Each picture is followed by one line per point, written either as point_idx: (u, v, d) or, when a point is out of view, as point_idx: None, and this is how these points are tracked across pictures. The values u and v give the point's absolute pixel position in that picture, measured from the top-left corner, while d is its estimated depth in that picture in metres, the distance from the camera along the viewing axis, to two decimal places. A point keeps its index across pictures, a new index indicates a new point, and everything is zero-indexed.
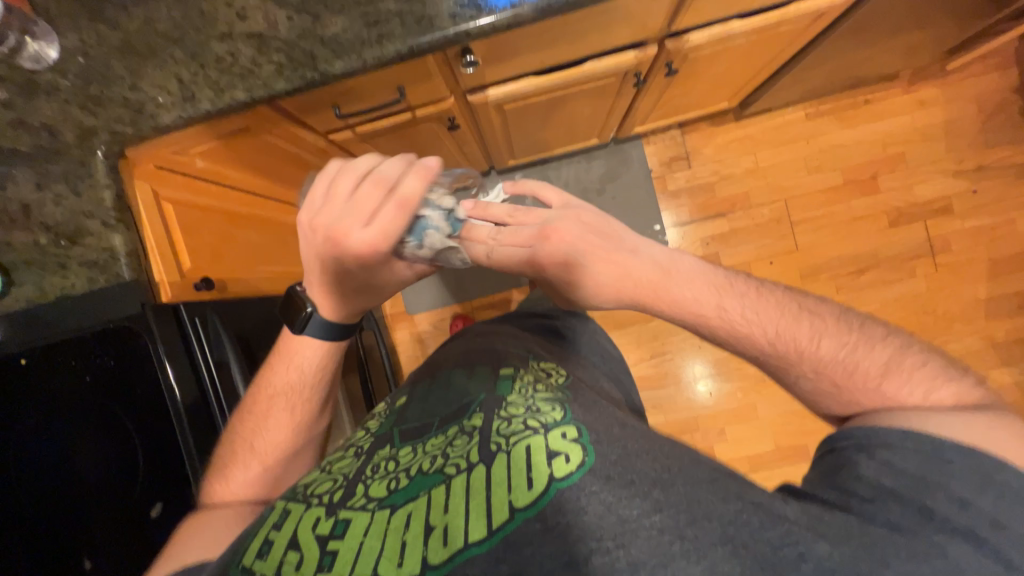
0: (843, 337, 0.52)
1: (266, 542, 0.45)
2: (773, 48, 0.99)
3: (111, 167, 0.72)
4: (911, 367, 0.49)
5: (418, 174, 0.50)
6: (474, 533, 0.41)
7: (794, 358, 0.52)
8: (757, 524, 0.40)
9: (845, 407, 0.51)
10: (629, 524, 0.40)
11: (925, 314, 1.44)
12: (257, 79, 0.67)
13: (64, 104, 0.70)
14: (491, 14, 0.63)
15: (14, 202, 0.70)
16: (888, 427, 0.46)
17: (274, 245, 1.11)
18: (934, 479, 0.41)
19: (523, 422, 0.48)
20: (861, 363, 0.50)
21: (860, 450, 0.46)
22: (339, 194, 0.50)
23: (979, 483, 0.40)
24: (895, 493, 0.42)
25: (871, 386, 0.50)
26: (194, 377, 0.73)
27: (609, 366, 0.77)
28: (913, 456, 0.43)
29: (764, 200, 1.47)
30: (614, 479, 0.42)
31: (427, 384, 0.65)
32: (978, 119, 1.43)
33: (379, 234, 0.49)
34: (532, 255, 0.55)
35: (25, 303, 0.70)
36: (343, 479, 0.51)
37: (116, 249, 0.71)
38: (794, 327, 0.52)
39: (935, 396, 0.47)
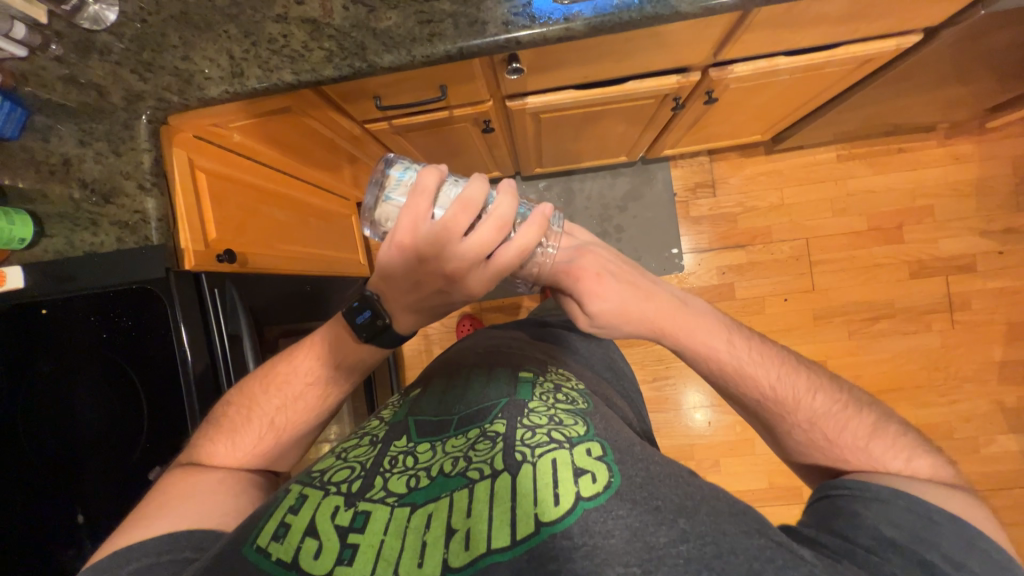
0: (838, 395, 0.56)
1: (283, 525, 0.46)
2: (816, 87, 0.99)
3: (153, 131, 0.72)
4: (895, 433, 0.53)
5: (537, 222, 0.51)
6: (498, 541, 0.41)
7: (791, 405, 0.56)
8: (781, 562, 0.40)
9: (833, 463, 0.54)
10: (656, 551, 0.40)
11: (936, 370, 1.42)
12: (307, 63, 0.68)
13: (116, 66, 0.71)
14: (543, 25, 0.64)
15: (57, 154, 0.71)
16: (880, 484, 0.48)
17: (298, 226, 1.12)
18: (927, 537, 0.43)
19: (547, 434, 0.49)
20: (851, 422, 0.54)
21: (858, 501, 0.47)
22: (458, 230, 0.49)
23: (963, 543, 0.43)
24: (897, 545, 0.43)
25: (858, 445, 0.53)
26: (206, 347, 0.74)
27: (621, 383, 0.77)
28: (904, 514, 0.45)
29: (786, 236, 1.46)
30: (639, 505, 0.42)
31: (445, 380, 0.64)
32: (1012, 180, 1.41)
33: (498, 271, 0.52)
34: (570, 265, 0.59)
35: (53, 254, 0.72)
36: (361, 469, 0.51)
37: (147, 213, 0.71)
38: (794, 377, 0.57)
39: (913, 463, 0.50)
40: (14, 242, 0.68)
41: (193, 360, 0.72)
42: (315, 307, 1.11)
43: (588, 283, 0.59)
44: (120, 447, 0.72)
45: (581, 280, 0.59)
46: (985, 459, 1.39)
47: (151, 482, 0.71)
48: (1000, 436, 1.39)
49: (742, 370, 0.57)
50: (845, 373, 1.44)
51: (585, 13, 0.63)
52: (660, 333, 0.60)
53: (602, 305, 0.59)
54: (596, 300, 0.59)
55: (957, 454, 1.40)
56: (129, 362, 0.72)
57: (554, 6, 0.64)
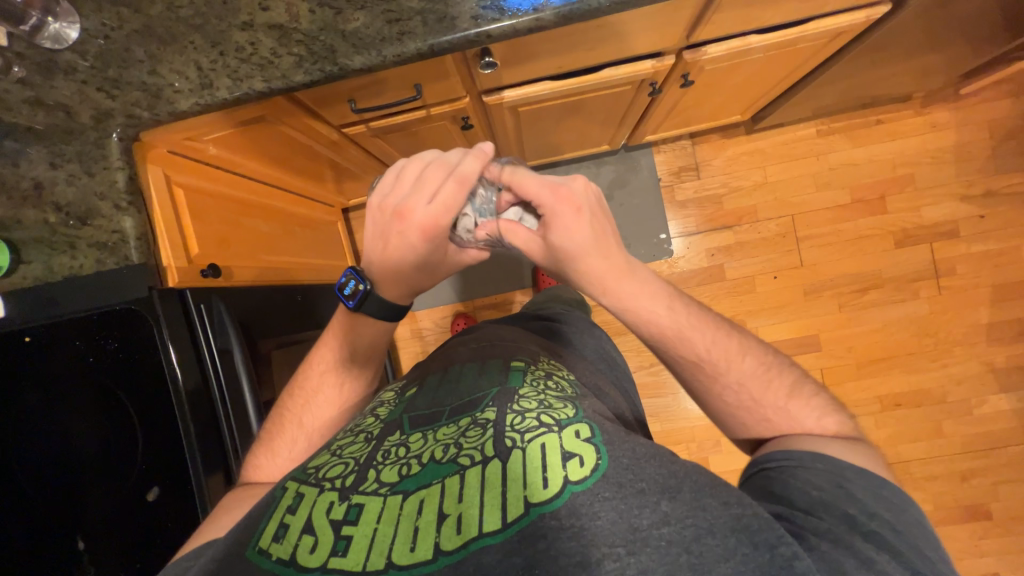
0: (761, 356, 0.60)
1: (282, 525, 0.46)
2: (791, 63, 0.99)
3: (126, 149, 0.71)
4: (807, 396, 0.58)
5: (476, 157, 0.53)
6: (490, 524, 0.42)
7: (723, 367, 0.57)
8: (756, 527, 0.41)
9: (757, 424, 0.58)
10: (639, 533, 0.40)
11: (926, 336, 1.44)
12: (277, 70, 0.67)
13: (81, 85, 0.70)
14: (513, 17, 0.63)
15: (28, 179, 0.70)
16: (800, 450, 0.52)
17: (282, 235, 1.11)
18: (844, 493, 0.46)
19: (536, 418, 0.49)
20: (772, 384, 0.58)
21: (783, 471, 0.50)
22: (408, 177, 0.55)
23: (873, 493, 0.47)
24: (825, 503, 0.45)
25: (780, 404, 0.57)
26: (198, 364, 0.73)
27: (613, 371, 0.78)
28: (822, 475, 0.48)
29: (772, 215, 1.47)
30: (625, 487, 0.43)
31: (439, 376, 0.64)
32: (989, 144, 1.43)
33: (444, 208, 0.53)
34: (555, 189, 0.53)
35: (33, 281, 0.70)
36: (355, 463, 0.50)
37: (125, 233, 0.70)
38: (727, 341, 0.59)
39: (823, 421, 0.56)
40: None
41: (185, 378, 0.71)
42: (307, 315, 1.11)
43: (564, 215, 0.53)
44: (118, 470, 0.72)
45: (562, 209, 0.53)
46: (978, 420, 1.42)
47: (152, 503, 0.71)
48: (992, 397, 1.42)
49: (683, 330, 0.57)
50: (838, 345, 1.46)
51: (555, 3, 0.63)
52: (605, 290, 0.56)
53: (566, 241, 0.54)
54: (563, 233, 0.54)
55: (951, 417, 1.43)
56: (118, 383, 0.71)
57: None
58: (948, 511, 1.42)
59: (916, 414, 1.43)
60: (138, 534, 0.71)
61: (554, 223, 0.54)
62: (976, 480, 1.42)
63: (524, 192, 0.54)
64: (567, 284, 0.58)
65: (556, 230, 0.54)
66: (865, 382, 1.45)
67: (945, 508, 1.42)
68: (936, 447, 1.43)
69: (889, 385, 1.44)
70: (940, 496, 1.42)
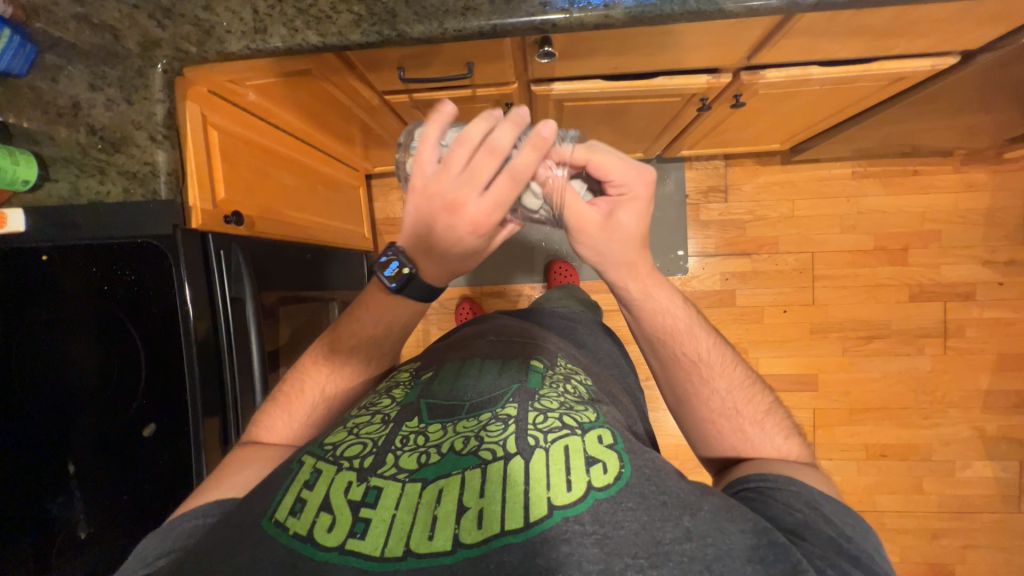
0: (748, 373, 0.66)
1: (299, 500, 0.46)
2: (845, 100, 0.97)
3: (168, 82, 0.70)
4: (784, 420, 0.64)
5: (533, 145, 0.48)
6: (511, 522, 0.42)
7: (717, 370, 0.64)
8: (773, 557, 0.42)
9: (739, 434, 0.62)
10: (662, 546, 0.41)
11: (923, 393, 1.44)
12: (333, 26, 0.66)
13: (133, 10, 0.67)
14: (582, 10, 0.62)
15: (66, 97, 0.68)
16: (775, 472, 0.55)
17: (305, 192, 1.10)
18: (820, 514, 0.50)
19: (559, 419, 0.50)
20: (756, 399, 0.64)
21: (762, 491, 0.53)
22: (455, 164, 0.49)
23: (841, 513, 0.51)
24: (806, 526, 0.48)
25: (757, 418, 0.62)
26: (209, 306, 0.74)
27: (623, 376, 0.78)
28: (797, 496, 0.51)
29: (792, 249, 1.46)
30: (648, 498, 0.44)
31: (458, 364, 0.64)
32: (1021, 212, 1.42)
33: (495, 206, 0.49)
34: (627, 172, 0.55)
35: (57, 200, 0.70)
36: (373, 445, 0.51)
37: (157, 166, 0.69)
38: (725, 352, 0.67)
39: (789, 443, 0.61)
40: (18, 184, 0.67)
41: (197, 322, 0.71)
42: (315, 274, 1.10)
43: (632, 197, 0.56)
44: (113, 402, 0.72)
45: (635, 193, 0.56)
46: (960, 483, 1.43)
47: (146, 438, 0.71)
48: (976, 462, 1.43)
49: (690, 327, 0.66)
50: (835, 388, 1.46)
51: (626, 2, 0.61)
52: (636, 275, 0.63)
53: (628, 222, 0.58)
54: (628, 213, 0.57)
55: (933, 475, 1.44)
56: (127, 314, 0.71)
57: None
58: (912, 565, 1.44)
59: (899, 467, 1.44)
60: (129, 465, 0.72)
61: (624, 203, 0.57)
62: (946, 540, 1.43)
63: (607, 166, 0.55)
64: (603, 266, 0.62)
65: (622, 209, 0.57)
66: (854, 428, 1.45)
67: (910, 562, 1.44)
68: (913, 501, 1.44)
69: (877, 435, 1.45)
70: (908, 549, 1.44)
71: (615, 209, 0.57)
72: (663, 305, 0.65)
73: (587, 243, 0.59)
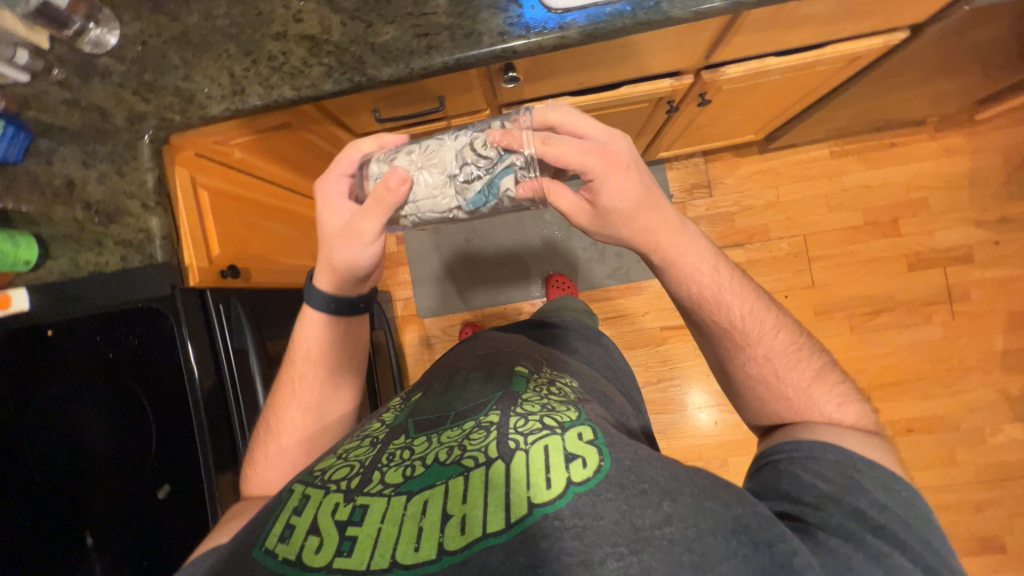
0: (794, 335, 0.62)
1: (288, 526, 0.46)
2: (808, 84, 1.00)
3: (156, 150, 0.73)
4: (834, 382, 0.60)
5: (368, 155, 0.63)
6: (493, 525, 0.42)
7: (755, 338, 0.60)
8: (756, 526, 0.42)
9: (777, 398, 0.60)
10: (642, 532, 0.41)
11: (939, 361, 1.42)
12: (307, 79, 0.69)
13: (118, 89, 0.72)
14: (539, 34, 0.65)
15: (61, 177, 0.72)
16: (812, 439, 0.54)
17: (295, 237, 1.13)
18: (856, 487, 0.49)
19: (539, 420, 0.50)
20: (800, 363, 0.60)
21: (793, 463, 0.52)
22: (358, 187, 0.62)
23: (882, 484, 0.49)
24: (833, 498, 0.48)
25: (802, 385, 0.59)
26: (213, 361, 0.74)
27: (619, 378, 0.78)
28: (833, 466, 0.50)
29: (783, 234, 1.47)
30: (628, 488, 0.44)
31: (444, 382, 0.66)
32: (1003, 170, 1.43)
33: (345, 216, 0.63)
34: (587, 157, 0.52)
35: (58, 275, 0.72)
36: (360, 466, 0.51)
37: (152, 231, 0.72)
38: (763, 313, 0.61)
39: (844, 410, 0.57)
40: (19, 265, 0.69)
41: (201, 377, 0.71)
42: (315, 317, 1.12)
43: (608, 175, 0.53)
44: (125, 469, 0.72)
45: (608, 163, 0.52)
46: (993, 449, 1.39)
47: (160, 501, 0.71)
48: (1006, 426, 1.39)
49: (726, 292, 0.60)
50: (849, 367, 1.44)
51: (579, 21, 0.64)
52: (653, 246, 0.59)
53: (614, 202, 0.55)
54: (613, 183, 0.53)
55: (964, 445, 1.40)
56: (133, 378, 0.72)
57: (548, 16, 0.65)
58: (961, 542, 1.38)
59: (928, 440, 1.41)
60: (143, 530, 0.71)
61: (600, 178, 0.53)
62: (990, 511, 1.38)
63: (564, 154, 0.52)
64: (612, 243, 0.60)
65: (606, 181, 0.53)
66: (876, 406, 1.43)
67: (957, 539, 1.38)
68: (949, 475, 1.40)
69: (900, 410, 1.42)
70: (953, 526, 1.38)
71: (596, 194, 0.54)
72: (690, 275, 0.60)
73: (590, 227, 0.59)
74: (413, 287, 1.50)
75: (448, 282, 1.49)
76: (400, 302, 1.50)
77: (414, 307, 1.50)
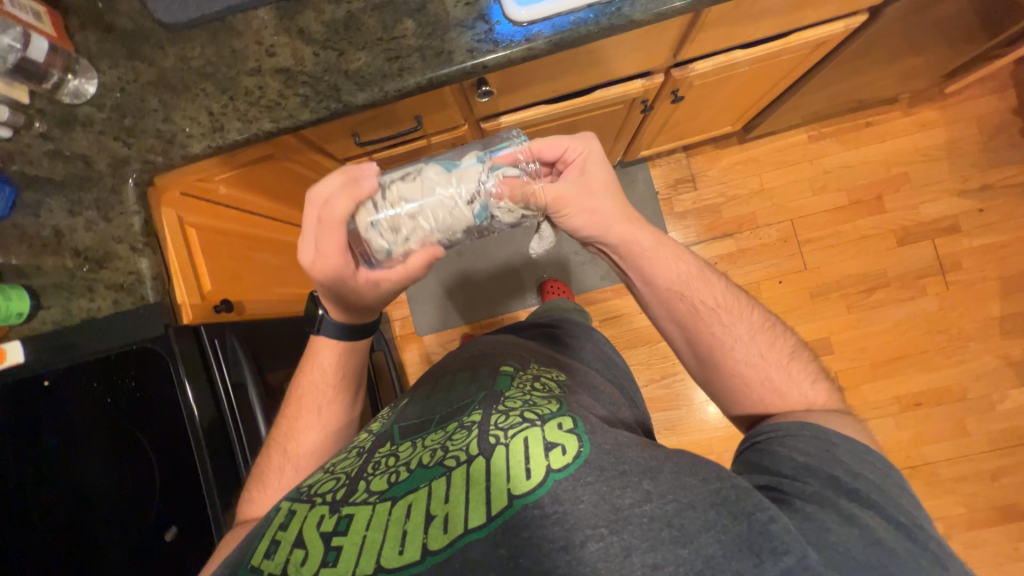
0: (768, 317, 0.66)
1: (273, 542, 0.48)
2: (777, 73, 1.02)
3: (141, 193, 0.74)
4: (809, 360, 0.63)
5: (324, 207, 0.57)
6: (475, 520, 0.44)
7: (737, 312, 0.64)
8: (734, 497, 0.43)
9: (763, 376, 0.61)
10: (622, 512, 0.43)
11: (938, 333, 1.43)
12: (284, 111, 0.70)
13: (99, 136, 0.73)
14: (507, 48, 0.67)
15: (48, 227, 0.73)
16: (790, 421, 0.55)
17: (286, 266, 1.14)
18: (830, 457, 0.50)
19: (520, 416, 0.52)
20: (780, 338, 0.63)
21: (774, 440, 0.54)
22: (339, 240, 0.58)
23: (858, 457, 0.50)
24: (810, 469, 0.49)
25: (782, 364, 0.61)
26: (212, 396, 0.74)
27: (613, 372, 0.78)
28: (810, 441, 0.51)
29: (770, 220, 1.48)
30: (607, 469, 0.46)
31: (429, 389, 0.69)
32: (978, 139, 1.45)
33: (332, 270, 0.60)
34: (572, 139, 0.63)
35: (51, 325, 0.72)
36: (345, 478, 0.53)
37: (142, 273, 0.72)
38: (738, 291, 0.66)
39: (817, 387, 0.60)
40: (12, 317, 0.69)
41: (200, 412, 0.71)
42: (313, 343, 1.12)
43: (588, 157, 0.64)
44: (131, 514, 0.70)
45: (592, 147, 0.64)
46: (1001, 416, 1.39)
47: (169, 543, 0.70)
48: (1012, 392, 1.39)
49: (702, 273, 0.66)
50: (850, 346, 1.44)
51: (546, 32, 0.66)
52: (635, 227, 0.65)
53: (598, 179, 0.64)
54: (596, 162, 0.64)
55: (973, 414, 1.40)
56: (133, 422, 0.71)
57: (514, 29, 0.67)
58: (982, 513, 1.36)
59: (937, 413, 1.40)
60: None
61: (585, 159, 0.64)
62: (1007, 479, 1.37)
63: (555, 144, 0.63)
64: (598, 231, 0.65)
65: (591, 160, 0.64)
66: (881, 383, 1.43)
67: (978, 511, 1.37)
68: (962, 446, 1.39)
69: (906, 385, 1.42)
70: (973, 498, 1.37)
71: (581, 173, 0.64)
72: (668, 258, 0.66)
73: (574, 210, 0.64)
74: (410, 306, 1.50)
75: (444, 297, 1.49)
76: (398, 321, 1.50)
77: (412, 325, 1.50)
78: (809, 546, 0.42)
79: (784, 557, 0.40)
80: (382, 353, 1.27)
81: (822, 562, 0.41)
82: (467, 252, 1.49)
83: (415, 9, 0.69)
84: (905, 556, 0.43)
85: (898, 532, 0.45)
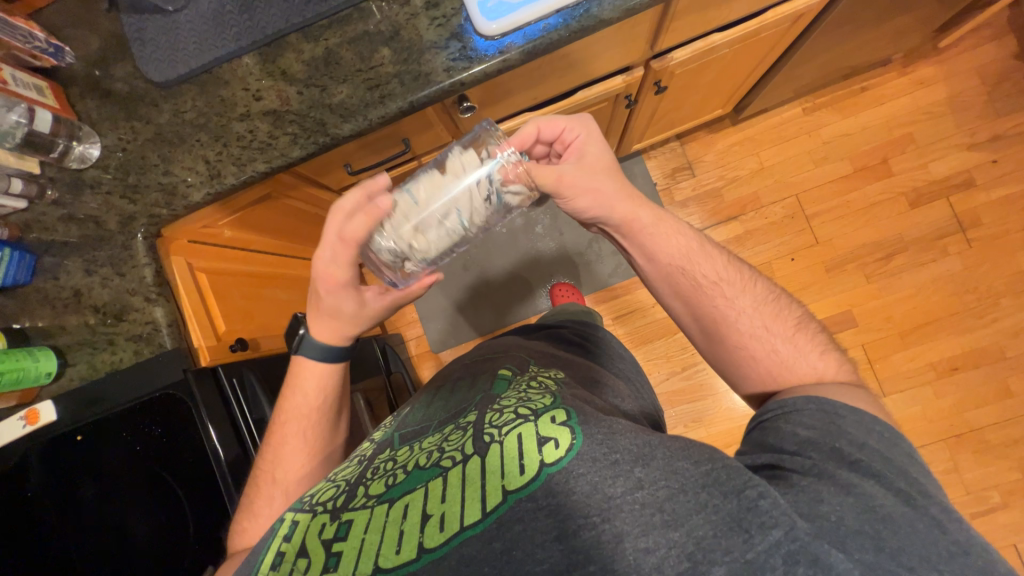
0: (769, 288, 0.64)
1: (278, 554, 0.49)
2: (760, 51, 1.01)
3: (150, 245, 0.78)
4: (814, 331, 0.61)
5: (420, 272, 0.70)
6: (470, 518, 0.44)
7: (739, 288, 0.63)
8: (725, 477, 0.43)
9: (767, 352, 0.60)
10: (613, 500, 0.43)
11: (967, 293, 1.37)
12: (276, 150, 0.73)
13: (107, 196, 0.77)
14: (482, 63, 0.68)
15: (68, 287, 0.76)
16: (797, 395, 0.54)
17: (296, 300, 1.16)
18: (836, 428, 0.49)
19: (513, 412, 0.52)
20: (783, 311, 0.62)
21: (780, 417, 0.53)
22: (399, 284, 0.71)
23: (866, 427, 0.49)
24: (813, 442, 0.48)
25: (788, 335, 0.60)
26: (235, 434, 0.76)
27: (618, 366, 0.78)
28: (817, 414, 0.51)
29: (775, 198, 1.46)
30: (599, 460, 0.45)
31: (430, 396, 0.69)
32: (983, 90, 1.41)
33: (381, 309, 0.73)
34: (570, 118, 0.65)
35: (79, 381, 0.76)
36: (344, 485, 0.54)
37: (158, 322, 0.76)
38: (740, 268, 0.65)
39: (826, 358, 0.58)
40: (43, 377, 0.72)
41: (225, 450, 0.73)
42: None
43: (586, 138, 0.65)
44: (167, 556, 0.70)
45: (586, 130, 0.65)
46: None
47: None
48: None
49: (703, 245, 0.66)
50: (875, 317, 1.40)
51: (518, 42, 0.67)
52: (639, 209, 0.65)
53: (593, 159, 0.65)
54: (593, 145, 0.65)
55: (1015, 372, 1.33)
56: (165, 469, 0.72)
57: (488, 43, 0.68)
58: None
59: (975, 376, 1.34)
60: None
61: (582, 142, 0.65)
62: None
63: (555, 122, 0.64)
64: (607, 207, 0.65)
65: (587, 145, 0.65)
66: (912, 351, 1.37)
67: None
68: (1008, 408, 1.32)
69: (938, 350, 1.36)
70: None
71: (581, 154, 0.65)
72: (668, 233, 0.65)
73: (576, 191, 0.64)
74: (422, 324, 1.51)
75: (456, 313, 1.50)
76: (413, 340, 1.52)
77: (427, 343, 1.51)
78: (799, 516, 0.41)
79: (773, 531, 0.39)
80: (399, 373, 1.28)
81: (812, 533, 0.40)
82: (472, 264, 1.50)
83: (390, 36, 0.71)
84: (905, 520, 0.42)
85: (900, 500, 0.44)
